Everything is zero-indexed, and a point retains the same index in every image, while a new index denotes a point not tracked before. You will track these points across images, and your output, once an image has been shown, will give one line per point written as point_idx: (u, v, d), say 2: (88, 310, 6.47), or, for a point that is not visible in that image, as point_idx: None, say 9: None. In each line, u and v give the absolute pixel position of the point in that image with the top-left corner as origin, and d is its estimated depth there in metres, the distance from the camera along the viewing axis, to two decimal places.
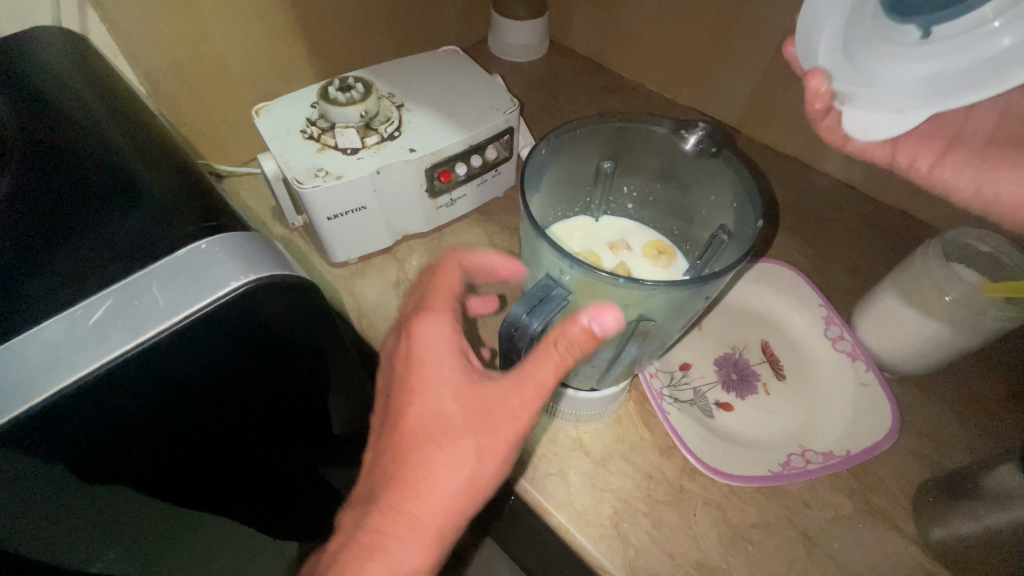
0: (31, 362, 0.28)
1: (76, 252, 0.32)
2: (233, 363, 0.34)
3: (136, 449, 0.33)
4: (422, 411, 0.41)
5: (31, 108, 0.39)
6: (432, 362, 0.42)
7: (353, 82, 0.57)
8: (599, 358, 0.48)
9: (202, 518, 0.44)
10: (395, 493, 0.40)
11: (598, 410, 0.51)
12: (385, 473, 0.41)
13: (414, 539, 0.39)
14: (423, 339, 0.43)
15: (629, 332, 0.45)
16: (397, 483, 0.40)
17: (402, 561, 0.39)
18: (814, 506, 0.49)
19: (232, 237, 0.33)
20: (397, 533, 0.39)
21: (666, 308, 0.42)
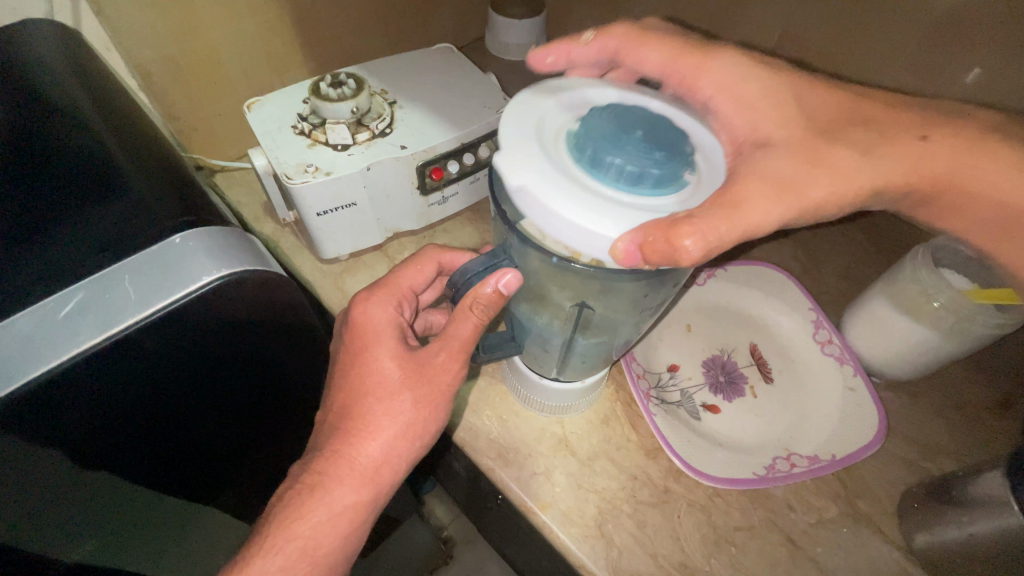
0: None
1: (55, 244, 0.32)
2: (208, 356, 0.34)
3: (110, 442, 0.33)
4: (358, 378, 0.42)
5: (16, 99, 0.39)
6: (375, 330, 0.43)
7: (344, 79, 0.56)
8: (553, 343, 0.47)
9: (183, 511, 0.44)
10: (334, 447, 0.41)
11: (570, 404, 0.51)
12: (328, 428, 0.42)
13: (347, 490, 0.40)
14: (360, 313, 0.44)
15: (576, 315, 0.43)
16: (332, 446, 0.41)
17: (336, 506, 0.40)
18: (799, 510, 0.49)
19: (209, 231, 0.33)
20: (330, 482, 0.40)
21: (621, 298, 0.41)
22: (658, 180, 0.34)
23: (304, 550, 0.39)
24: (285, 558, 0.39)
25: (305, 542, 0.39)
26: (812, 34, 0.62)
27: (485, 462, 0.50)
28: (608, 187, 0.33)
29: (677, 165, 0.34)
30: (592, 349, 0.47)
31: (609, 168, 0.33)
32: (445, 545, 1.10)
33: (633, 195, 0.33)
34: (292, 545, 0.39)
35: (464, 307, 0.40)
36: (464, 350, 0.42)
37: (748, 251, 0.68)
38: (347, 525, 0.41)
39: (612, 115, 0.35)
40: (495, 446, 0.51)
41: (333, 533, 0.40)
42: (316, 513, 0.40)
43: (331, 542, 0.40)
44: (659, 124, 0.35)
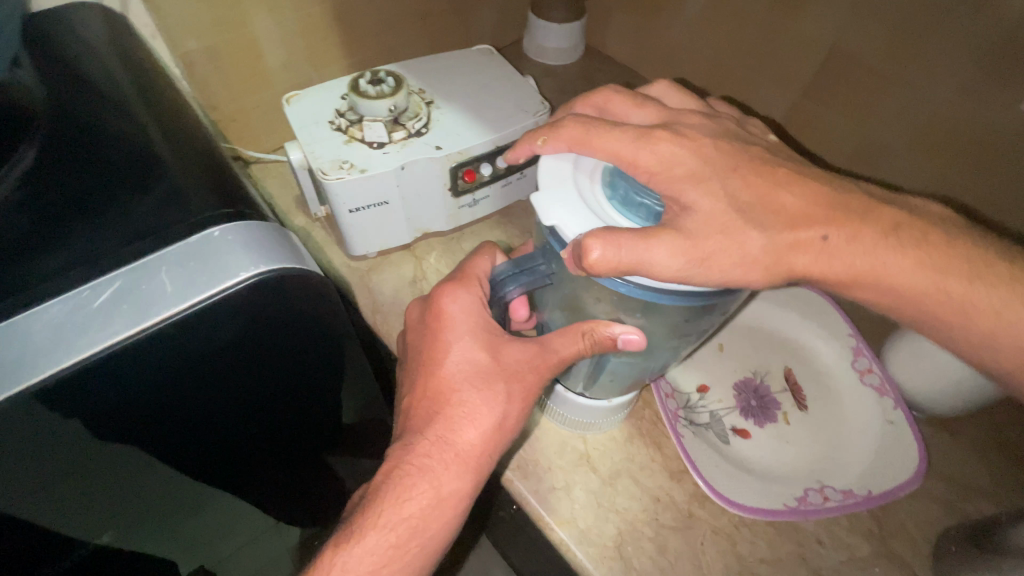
0: (34, 338, 0.28)
1: (92, 229, 0.32)
2: (244, 351, 0.34)
3: (136, 430, 0.33)
4: (454, 361, 0.41)
5: (66, 83, 0.40)
6: (459, 325, 0.41)
7: (384, 76, 0.56)
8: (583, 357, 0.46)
9: (202, 500, 0.43)
10: (429, 434, 0.40)
11: (589, 420, 0.50)
12: (423, 412, 0.41)
13: (444, 477, 0.39)
14: (450, 309, 0.42)
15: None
16: (435, 422, 0.40)
17: (441, 488, 0.39)
18: (828, 545, 0.47)
19: (246, 226, 0.33)
20: (433, 465, 0.39)
21: (661, 322, 0.38)
22: None
23: (424, 515, 0.39)
24: (406, 524, 0.39)
25: (416, 523, 0.39)
26: (865, 49, 0.60)
27: (503, 472, 0.49)
28: (638, 223, 0.35)
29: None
30: (622, 367, 0.45)
31: (638, 208, 0.36)
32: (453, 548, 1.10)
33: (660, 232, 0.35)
34: (398, 531, 0.39)
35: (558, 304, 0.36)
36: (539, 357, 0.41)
37: None
38: (464, 495, 0.40)
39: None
40: (514, 457, 0.50)
41: (448, 500, 0.40)
42: (418, 499, 0.39)
43: (430, 529, 0.39)
44: None
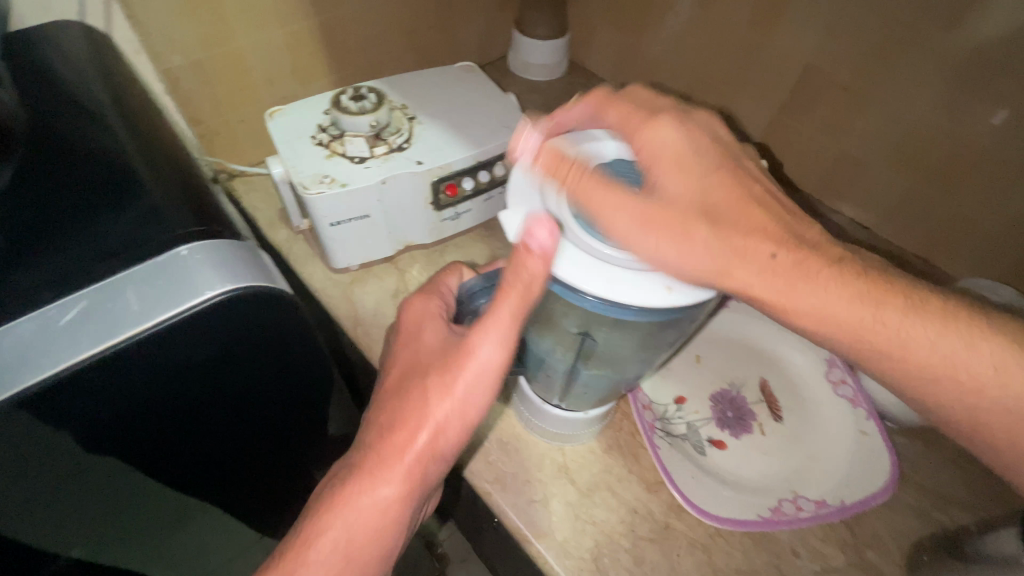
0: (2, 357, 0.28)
1: (65, 247, 0.32)
2: (216, 366, 0.34)
3: (106, 448, 0.33)
4: (405, 364, 0.41)
5: (44, 101, 0.40)
6: (418, 332, 0.43)
7: (365, 93, 0.57)
8: (556, 370, 0.46)
9: (180, 519, 0.43)
10: (376, 432, 0.39)
11: (566, 432, 0.50)
12: (380, 418, 0.40)
13: (389, 491, 0.38)
14: (408, 316, 0.44)
15: (579, 345, 0.41)
16: (372, 429, 0.40)
17: (367, 497, 0.38)
18: (803, 555, 0.48)
19: (217, 244, 0.34)
20: (361, 473, 0.38)
21: (630, 337, 0.39)
22: None
23: (348, 526, 0.38)
24: (329, 536, 0.38)
25: (339, 535, 0.38)
26: (836, 68, 0.62)
27: (482, 485, 0.49)
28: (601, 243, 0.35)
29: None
30: (596, 379, 0.45)
31: None
32: (440, 562, 1.09)
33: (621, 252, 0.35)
34: (335, 546, 0.38)
35: (500, 296, 0.35)
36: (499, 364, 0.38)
37: None
38: (390, 507, 0.38)
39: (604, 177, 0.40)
40: (493, 470, 0.50)
41: (375, 511, 0.38)
42: (359, 513, 0.38)
43: (369, 543, 0.38)
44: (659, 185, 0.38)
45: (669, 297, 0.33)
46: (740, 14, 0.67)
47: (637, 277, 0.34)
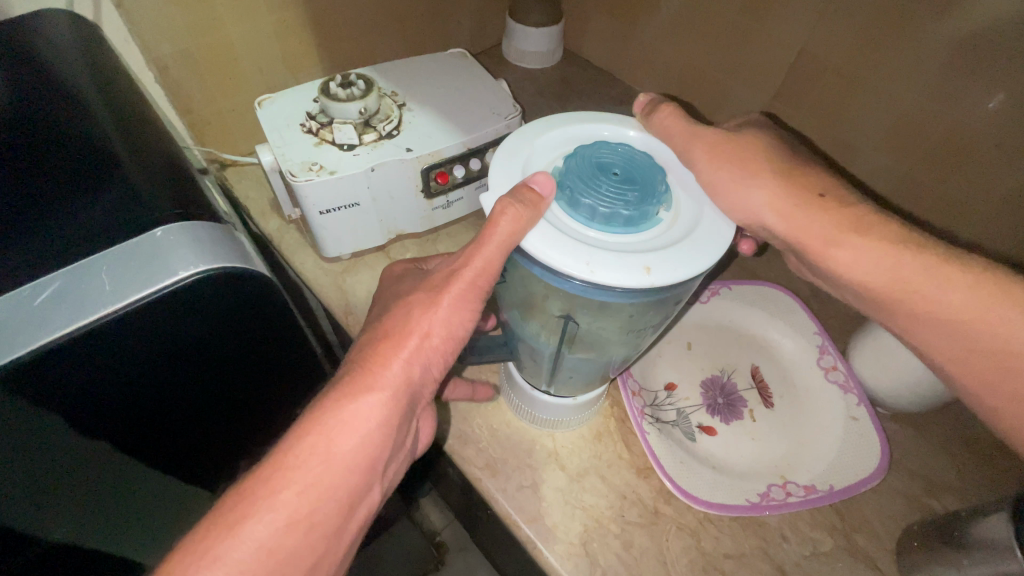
0: None
1: (40, 231, 0.32)
2: (194, 340, 0.34)
3: (86, 422, 0.33)
4: (395, 298, 0.41)
5: (24, 86, 0.40)
6: (399, 283, 0.43)
7: (354, 80, 0.57)
8: (542, 354, 0.46)
9: (161, 500, 0.43)
10: (373, 342, 0.37)
11: (555, 417, 0.50)
12: (369, 337, 0.38)
13: (381, 395, 0.34)
14: (394, 273, 0.45)
15: (563, 329, 0.41)
16: (368, 342, 0.37)
17: (355, 403, 0.34)
18: (793, 540, 0.48)
19: (193, 225, 0.33)
20: (353, 379, 0.35)
21: (615, 320, 0.39)
22: (629, 220, 0.35)
23: (331, 432, 0.33)
24: (308, 441, 0.32)
25: (321, 440, 0.32)
26: (830, 53, 0.61)
27: (472, 471, 0.50)
28: (582, 226, 0.35)
29: (649, 206, 0.35)
30: (583, 364, 0.45)
31: (583, 208, 0.36)
32: (438, 550, 1.10)
33: (601, 234, 0.35)
34: (318, 452, 0.32)
35: (482, 240, 0.35)
36: (476, 301, 0.38)
37: (758, 272, 0.67)
38: (380, 418, 0.34)
39: (590, 158, 0.37)
40: (483, 456, 0.50)
41: (362, 420, 0.34)
42: (347, 419, 0.33)
43: (357, 452, 0.33)
44: (648, 170, 0.37)
45: (647, 279, 0.32)
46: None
47: (615, 258, 0.33)
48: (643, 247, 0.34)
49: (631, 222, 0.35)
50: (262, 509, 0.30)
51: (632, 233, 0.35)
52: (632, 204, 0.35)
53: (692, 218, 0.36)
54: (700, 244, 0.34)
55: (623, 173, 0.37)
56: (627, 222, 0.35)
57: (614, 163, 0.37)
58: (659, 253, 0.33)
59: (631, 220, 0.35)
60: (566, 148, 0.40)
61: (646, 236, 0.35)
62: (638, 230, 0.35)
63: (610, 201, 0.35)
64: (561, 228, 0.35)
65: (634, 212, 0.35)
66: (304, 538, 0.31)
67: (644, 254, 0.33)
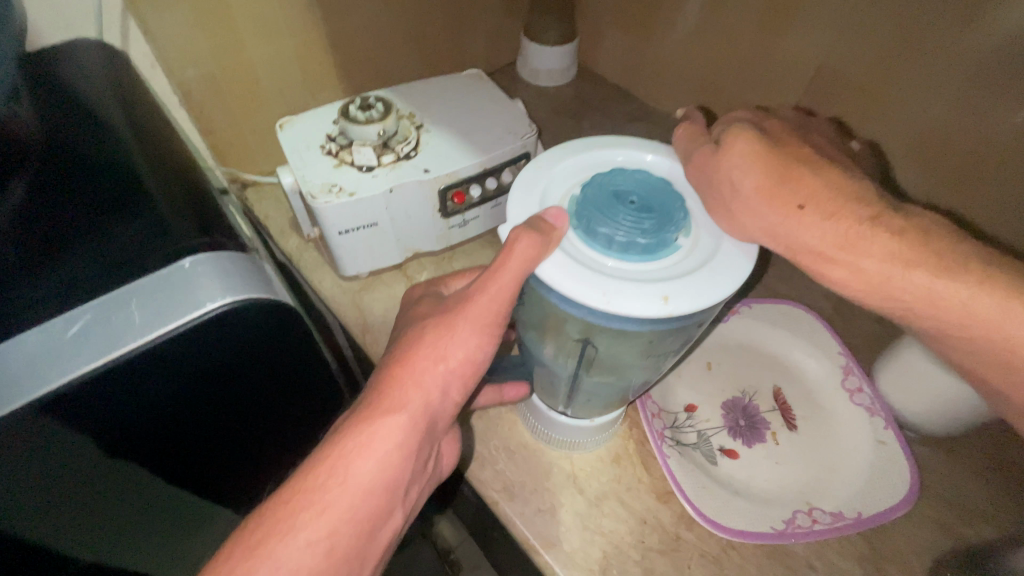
0: (12, 367, 0.29)
1: (71, 259, 0.32)
2: (219, 368, 0.35)
3: (111, 449, 0.33)
4: (413, 318, 0.41)
5: (55, 115, 0.41)
6: (419, 303, 0.43)
7: (373, 102, 0.58)
8: (561, 378, 0.45)
9: (180, 521, 0.43)
10: (390, 367, 0.37)
11: (570, 437, 0.50)
12: (386, 359, 0.38)
13: (398, 418, 0.35)
14: (412, 293, 0.46)
15: (581, 352, 0.41)
16: (386, 366, 0.37)
17: (372, 433, 0.34)
18: (820, 570, 0.46)
19: (219, 256, 0.34)
20: (371, 408, 0.35)
21: (633, 345, 0.38)
22: (646, 248, 0.35)
23: (349, 463, 0.33)
24: (326, 471, 0.33)
25: (340, 470, 0.33)
26: (849, 69, 0.61)
27: (490, 494, 0.49)
28: (599, 254, 0.35)
29: (667, 234, 0.35)
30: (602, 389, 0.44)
31: (600, 237, 0.35)
32: (451, 567, 1.09)
33: (617, 263, 0.35)
34: (337, 476, 0.33)
35: (497, 271, 0.35)
36: (493, 325, 0.38)
37: (778, 290, 0.66)
38: (398, 448, 0.34)
39: (606, 186, 0.37)
40: (501, 478, 0.50)
41: (381, 450, 0.34)
42: (364, 444, 0.34)
43: (376, 476, 0.34)
44: (667, 197, 0.37)
45: (665, 309, 0.32)
46: (750, 14, 0.66)
47: (633, 288, 0.33)
48: (659, 278, 0.34)
49: (647, 251, 0.35)
50: (284, 533, 0.31)
51: (649, 262, 0.35)
52: (651, 233, 0.35)
53: (712, 243, 0.36)
54: (719, 272, 0.34)
55: (643, 201, 0.36)
56: (644, 250, 0.35)
57: (635, 191, 0.37)
58: (677, 281, 0.33)
59: (649, 249, 0.35)
60: (585, 174, 0.40)
61: (663, 266, 0.35)
62: (655, 259, 0.35)
63: (628, 230, 0.35)
64: (578, 258, 0.34)
65: (652, 241, 0.35)
66: (326, 563, 0.31)
67: (662, 282, 0.33)
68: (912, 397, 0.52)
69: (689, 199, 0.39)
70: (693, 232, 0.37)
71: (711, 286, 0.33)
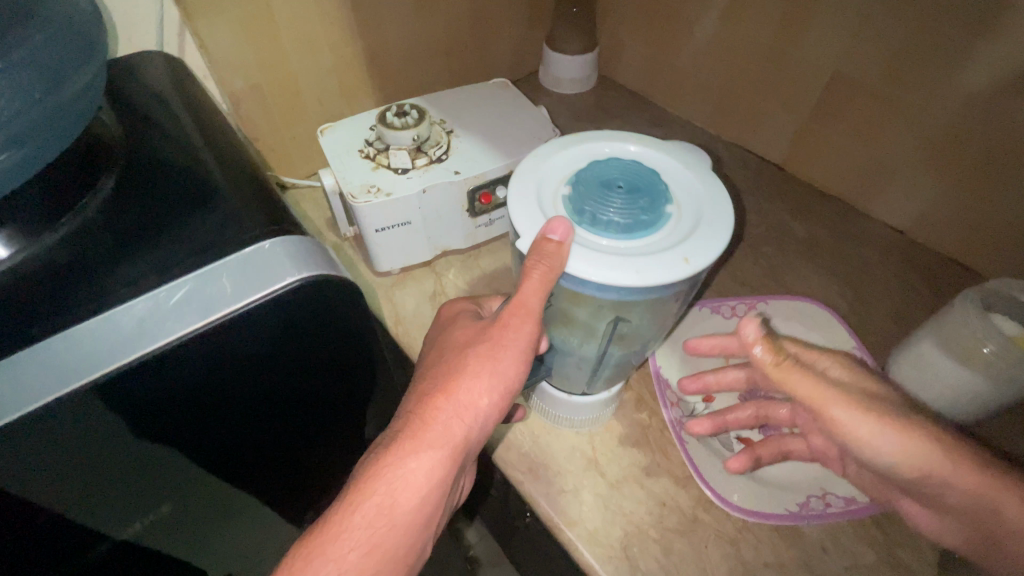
0: (120, 331, 0.31)
1: (159, 244, 0.36)
2: (282, 356, 0.36)
3: (184, 426, 0.35)
4: (450, 343, 0.43)
5: (132, 120, 0.45)
6: (452, 326, 0.45)
7: (408, 109, 0.62)
8: (586, 359, 0.50)
9: (225, 512, 0.45)
10: (430, 402, 0.39)
11: (591, 416, 0.53)
12: (423, 388, 0.40)
13: (438, 454, 0.37)
14: (447, 311, 0.48)
15: (609, 330, 0.46)
16: (425, 400, 0.39)
17: (414, 470, 0.37)
18: (833, 552, 0.48)
19: (294, 239, 0.37)
20: (413, 445, 0.37)
21: (652, 312, 0.43)
22: (647, 223, 0.38)
23: (390, 501, 0.36)
24: (370, 509, 0.36)
25: (384, 505, 0.36)
26: (867, 74, 0.64)
27: (515, 475, 0.52)
28: (609, 240, 0.38)
29: (660, 207, 0.38)
30: (621, 358, 0.50)
31: (605, 224, 0.38)
32: (472, 563, 1.12)
33: (627, 241, 0.38)
34: (381, 509, 0.36)
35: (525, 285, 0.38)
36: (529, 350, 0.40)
37: (794, 288, 0.68)
38: (436, 485, 0.37)
39: (595, 178, 0.39)
40: (526, 460, 0.53)
41: (422, 484, 0.37)
42: (405, 479, 0.37)
43: (414, 510, 0.37)
44: (642, 175, 0.40)
45: (688, 268, 0.35)
46: (767, 25, 0.70)
47: (652, 258, 0.36)
48: (668, 246, 0.37)
49: (647, 225, 0.38)
50: (335, 565, 0.34)
51: (652, 234, 0.38)
52: (643, 210, 0.38)
53: (695, 206, 0.39)
54: (712, 226, 0.37)
55: (627, 184, 0.39)
56: (644, 226, 0.38)
57: (616, 178, 0.40)
58: (686, 243, 0.36)
59: (647, 224, 0.38)
60: (567, 173, 0.42)
61: (664, 235, 0.38)
62: (656, 231, 0.38)
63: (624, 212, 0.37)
64: (590, 247, 0.37)
65: (648, 216, 0.38)
66: None
67: (676, 247, 0.36)
68: (920, 386, 0.54)
69: (662, 171, 0.42)
70: (676, 200, 0.40)
71: (712, 238, 0.37)
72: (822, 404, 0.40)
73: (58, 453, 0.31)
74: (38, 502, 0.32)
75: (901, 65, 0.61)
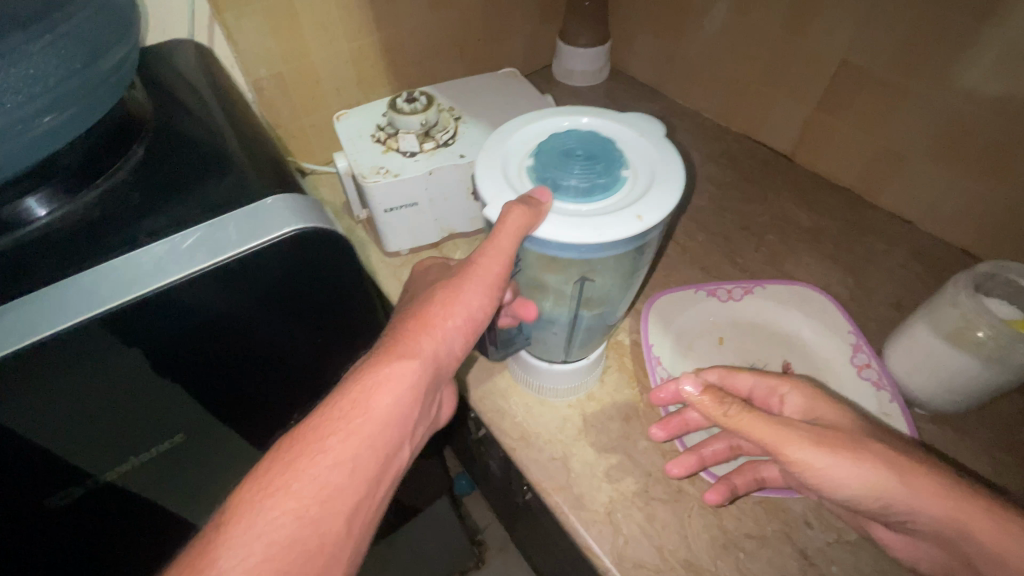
0: (138, 268, 0.35)
1: (176, 204, 0.39)
2: (279, 303, 0.40)
3: (186, 355, 0.38)
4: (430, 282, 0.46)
5: (161, 100, 0.49)
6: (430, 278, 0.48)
7: (417, 96, 0.65)
8: (561, 325, 0.52)
9: (228, 460, 0.48)
10: (409, 323, 0.41)
11: (576, 382, 0.55)
12: (403, 316, 0.43)
13: (413, 361, 0.39)
14: (422, 271, 0.51)
15: (577, 292, 0.48)
16: (403, 323, 0.41)
17: (392, 376, 0.38)
18: (817, 527, 0.49)
19: (294, 197, 0.40)
20: (389, 356, 0.39)
21: (619, 269, 0.46)
22: (606, 186, 0.40)
23: (367, 402, 0.37)
24: (348, 408, 0.37)
25: (365, 404, 0.37)
26: (873, 61, 0.64)
27: (508, 442, 0.54)
28: (572, 205, 0.40)
29: (615, 170, 0.41)
30: (593, 322, 0.53)
31: (568, 190, 0.40)
32: (478, 548, 1.14)
33: (589, 204, 0.40)
34: (357, 411, 0.37)
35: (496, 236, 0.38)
36: (498, 286, 0.42)
37: (795, 276, 0.69)
38: (413, 391, 0.39)
39: (555, 149, 0.42)
40: (519, 429, 0.55)
41: (399, 387, 0.38)
42: (383, 383, 0.38)
43: (391, 411, 0.38)
44: (597, 143, 0.42)
45: (641, 225, 0.38)
46: (774, 16, 0.71)
47: (613, 216, 0.38)
48: (625, 205, 0.39)
49: (604, 188, 0.40)
50: (314, 454, 0.35)
51: (610, 195, 0.40)
52: (599, 175, 0.40)
53: (648, 166, 0.42)
54: (664, 182, 0.40)
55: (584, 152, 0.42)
56: (602, 188, 0.40)
57: (573, 147, 0.42)
58: (642, 201, 0.39)
59: (604, 187, 0.40)
60: (530, 149, 0.44)
61: (621, 197, 0.40)
62: (612, 192, 0.40)
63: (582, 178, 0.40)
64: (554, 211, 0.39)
65: (604, 179, 0.40)
66: (351, 483, 0.36)
67: (629, 206, 0.39)
68: (915, 372, 0.55)
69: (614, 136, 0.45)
70: (631, 163, 0.43)
71: (665, 195, 0.39)
72: (778, 444, 0.39)
73: (79, 380, 0.34)
74: (56, 433, 0.35)
75: (904, 54, 0.62)
